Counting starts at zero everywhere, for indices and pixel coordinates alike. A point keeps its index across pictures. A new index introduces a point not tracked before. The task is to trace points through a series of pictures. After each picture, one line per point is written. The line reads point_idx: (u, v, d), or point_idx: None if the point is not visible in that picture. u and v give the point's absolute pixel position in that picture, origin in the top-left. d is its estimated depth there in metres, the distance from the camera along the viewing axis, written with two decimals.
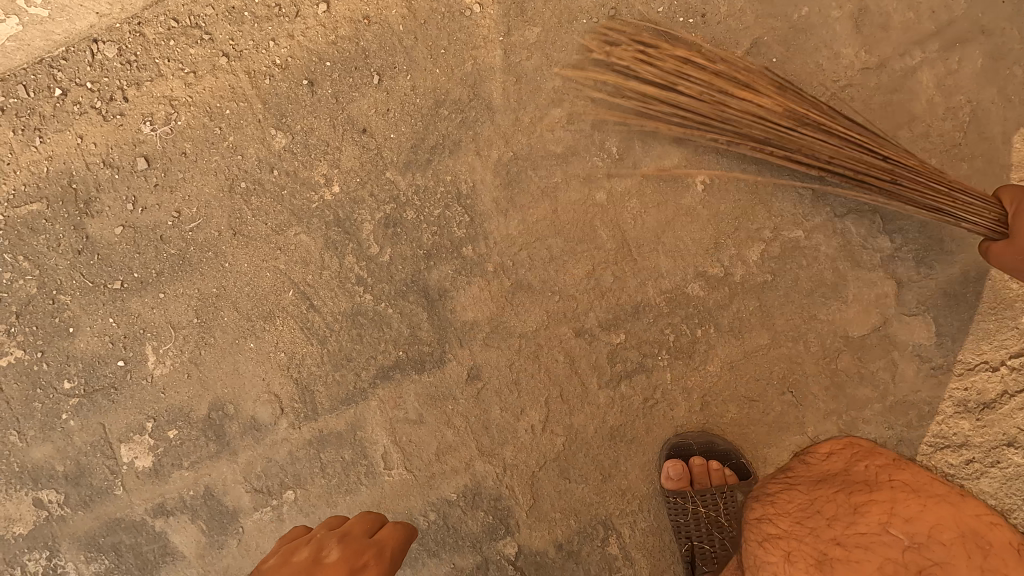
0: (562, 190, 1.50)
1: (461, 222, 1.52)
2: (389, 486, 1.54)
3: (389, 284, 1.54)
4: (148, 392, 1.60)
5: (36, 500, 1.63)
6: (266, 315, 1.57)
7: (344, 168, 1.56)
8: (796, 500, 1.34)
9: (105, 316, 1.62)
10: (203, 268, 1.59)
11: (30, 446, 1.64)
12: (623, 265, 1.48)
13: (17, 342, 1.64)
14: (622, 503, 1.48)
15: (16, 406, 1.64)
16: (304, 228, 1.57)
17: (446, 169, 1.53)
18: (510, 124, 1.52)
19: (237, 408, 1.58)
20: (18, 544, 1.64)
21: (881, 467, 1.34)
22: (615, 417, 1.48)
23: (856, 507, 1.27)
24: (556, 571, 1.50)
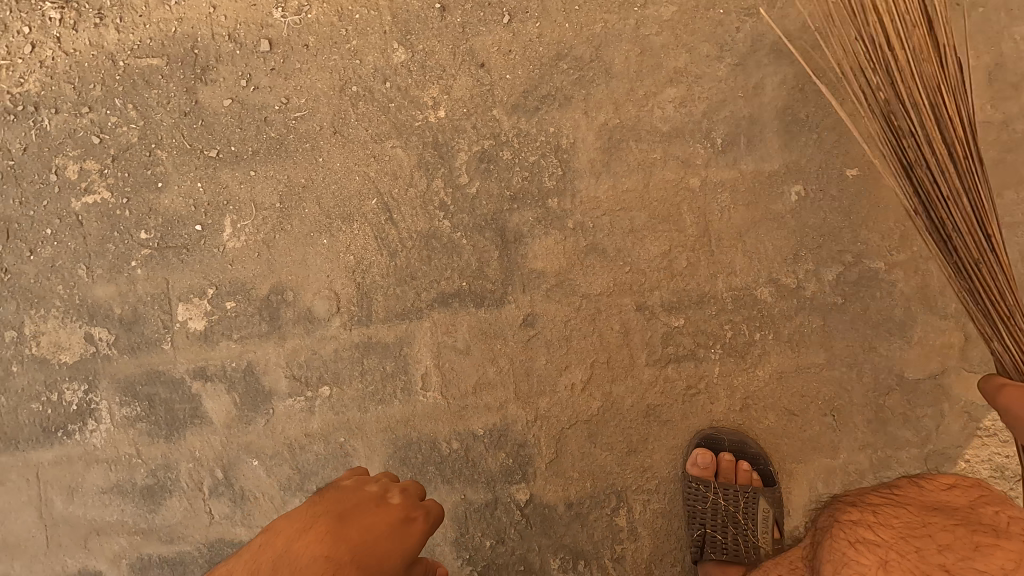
0: (658, 168, 1.52)
1: (553, 174, 1.55)
2: (421, 406, 1.58)
3: (470, 217, 1.58)
4: (216, 261, 1.66)
5: (87, 335, 1.70)
6: (345, 217, 1.62)
7: (454, 95, 1.59)
8: (902, 516, 1.05)
9: (194, 181, 1.68)
10: (298, 158, 1.64)
11: (95, 284, 1.70)
12: (700, 253, 1.51)
13: (107, 184, 1.71)
14: (640, 479, 1.52)
15: (91, 244, 1.71)
16: (402, 143, 1.61)
17: (551, 120, 1.56)
18: (623, 93, 1.54)
19: (296, 296, 1.63)
20: (61, 371, 1.71)
21: (969, 518, 1.03)
22: (654, 396, 1.51)
23: (948, 548, 0.96)
24: (560, 527, 1.54)
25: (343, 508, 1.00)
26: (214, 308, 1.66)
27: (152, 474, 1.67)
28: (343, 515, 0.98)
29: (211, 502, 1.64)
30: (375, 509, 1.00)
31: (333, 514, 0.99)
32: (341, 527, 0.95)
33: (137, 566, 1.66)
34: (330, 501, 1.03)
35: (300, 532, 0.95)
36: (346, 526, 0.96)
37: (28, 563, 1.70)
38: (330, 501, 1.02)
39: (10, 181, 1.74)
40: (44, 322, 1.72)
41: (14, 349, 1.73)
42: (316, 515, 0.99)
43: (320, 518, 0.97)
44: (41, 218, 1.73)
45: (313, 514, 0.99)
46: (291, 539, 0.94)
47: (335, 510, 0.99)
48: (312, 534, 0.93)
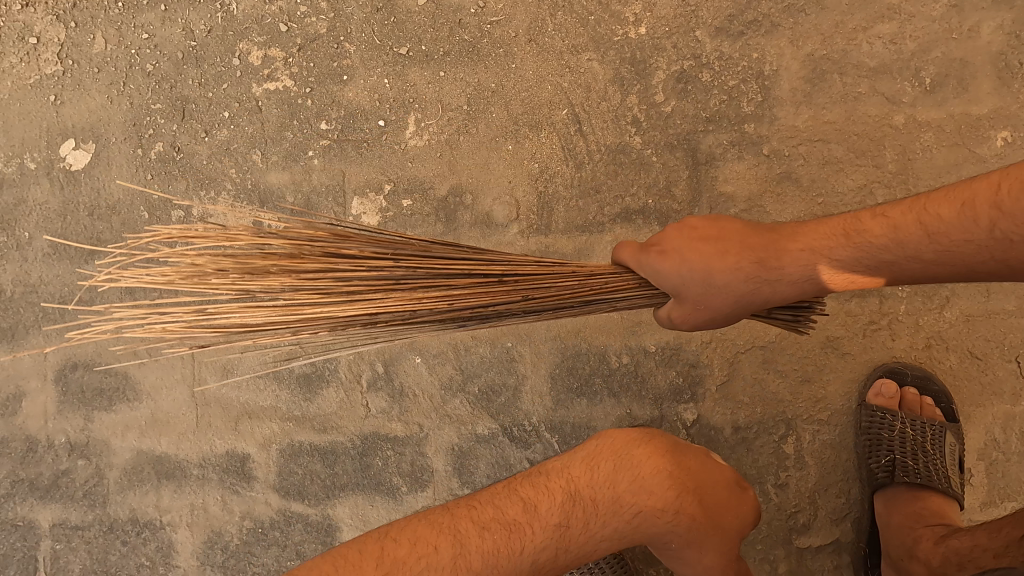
0: (860, 103, 1.53)
1: (753, 99, 1.55)
2: (594, 319, 1.58)
3: (662, 135, 1.57)
4: (396, 159, 1.65)
5: (256, 221, 1.69)
6: (533, 125, 1.61)
7: (657, 13, 1.58)
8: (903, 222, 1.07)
9: (380, 76, 1.66)
10: (490, 63, 1.63)
11: (268, 171, 1.69)
12: (896, 191, 1.51)
13: (289, 73, 1.69)
14: (812, 409, 1.52)
15: (268, 130, 1.69)
16: (599, 56, 1.60)
17: (755, 46, 1.56)
18: (831, 26, 1.54)
19: (475, 200, 1.62)
20: (225, 255, 1.70)
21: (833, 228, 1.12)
22: (835, 328, 1.52)
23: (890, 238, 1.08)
24: (725, 450, 1.55)
25: (619, 447, 1.17)
26: (389, 205, 1.65)
27: (310, 364, 1.66)
28: (625, 449, 1.16)
29: (370, 396, 1.64)
30: (653, 444, 1.17)
31: (613, 453, 1.17)
32: (630, 463, 1.14)
33: (288, 453, 1.66)
34: (601, 436, 1.21)
35: (591, 464, 1.17)
36: (631, 461, 1.15)
37: (175, 441, 1.70)
38: (602, 440, 1.20)
39: (189, 60, 1.72)
40: (212, 204, 1.71)
41: (179, 228, 1.72)
42: (597, 452, 1.18)
43: (603, 456, 1.17)
44: (218, 100, 1.71)
45: (592, 452, 1.18)
46: (582, 474, 1.16)
47: (611, 446, 1.18)
48: (647, 448, 1.17)
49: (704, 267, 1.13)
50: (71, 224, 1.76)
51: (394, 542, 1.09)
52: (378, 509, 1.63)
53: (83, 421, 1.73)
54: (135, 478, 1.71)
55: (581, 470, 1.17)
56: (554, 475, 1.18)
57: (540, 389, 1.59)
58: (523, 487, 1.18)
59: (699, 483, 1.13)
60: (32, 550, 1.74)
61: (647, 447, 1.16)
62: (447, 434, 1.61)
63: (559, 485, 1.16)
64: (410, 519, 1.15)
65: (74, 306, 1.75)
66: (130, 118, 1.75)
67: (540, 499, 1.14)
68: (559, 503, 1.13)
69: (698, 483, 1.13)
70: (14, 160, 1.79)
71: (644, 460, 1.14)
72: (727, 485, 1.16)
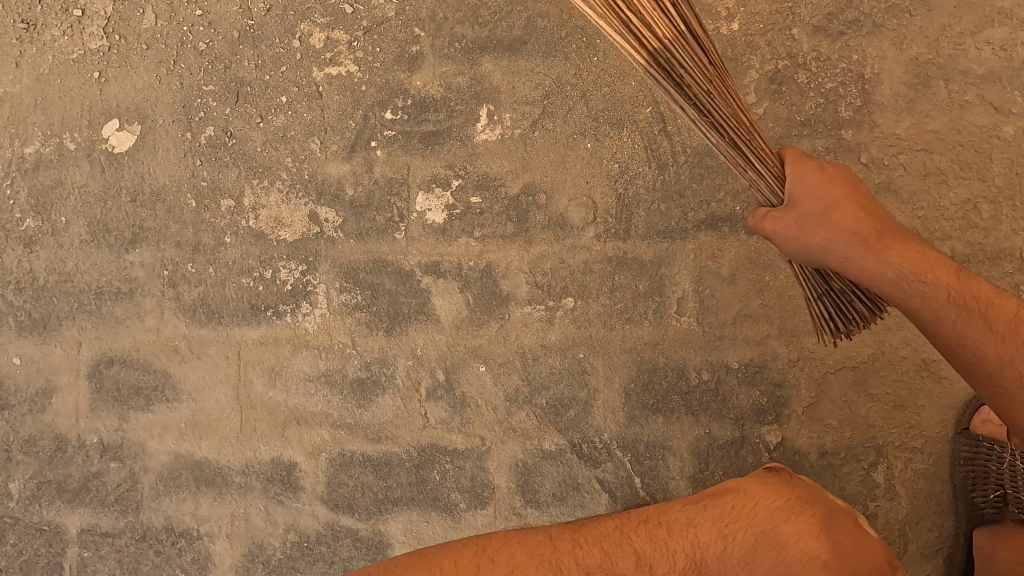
0: (968, 112, 1.43)
1: (851, 104, 1.46)
2: (674, 331, 1.48)
3: (753, 138, 1.48)
4: (465, 153, 1.55)
5: (312, 214, 1.59)
6: (614, 122, 1.51)
7: (751, 8, 1.48)
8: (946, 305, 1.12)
9: (451, 64, 1.56)
10: (570, 54, 1.53)
11: (327, 161, 1.59)
12: (1002, 207, 1.42)
13: (352, 57, 1.59)
14: (905, 436, 1.43)
15: (328, 118, 1.59)
16: None
17: (855, 48, 1.46)
18: (938, 28, 1.43)
19: (549, 199, 1.52)
20: (277, 249, 1.60)
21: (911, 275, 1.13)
22: (932, 350, 1.42)
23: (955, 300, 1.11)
24: (809, 476, 1.45)
25: (751, 517, 1.04)
26: (456, 202, 1.55)
27: (366, 368, 1.56)
28: (762, 517, 1.03)
29: (428, 405, 1.54)
30: (798, 516, 1.01)
31: (749, 520, 1.04)
32: (764, 532, 1.01)
33: (338, 462, 1.56)
34: (738, 495, 1.08)
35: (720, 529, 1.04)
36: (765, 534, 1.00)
37: (217, 446, 1.60)
38: (735, 503, 1.07)
39: (244, 40, 1.62)
40: (266, 194, 1.61)
41: (228, 218, 1.62)
42: (727, 514, 1.06)
43: (735, 519, 1.05)
44: (275, 84, 1.61)
45: (721, 516, 1.06)
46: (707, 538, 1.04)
47: (747, 511, 1.05)
48: (795, 522, 1.00)
49: (831, 203, 1.15)
50: (112, 210, 1.66)
51: (489, 557, 1.04)
52: (434, 526, 1.53)
53: (118, 421, 1.63)
54: (172, 483, 1.61)
55: (708, 534, 1.04)
56: (675, 532, 1.06)
57: (613, 404, 1.49)
58: (640, 539, 1.07)
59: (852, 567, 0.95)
60: (59, 556, 1.64)
61: (793, 517, 1.01)
62: (510, 449, 1.51)
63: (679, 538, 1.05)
64: (499, 538, 1.08)
65: (112, 298, 1.65)
66: (180, 99, 1.64)
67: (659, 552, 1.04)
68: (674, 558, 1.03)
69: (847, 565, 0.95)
70: (53, 140, 1.68)
71: (785, 533, 0.99)
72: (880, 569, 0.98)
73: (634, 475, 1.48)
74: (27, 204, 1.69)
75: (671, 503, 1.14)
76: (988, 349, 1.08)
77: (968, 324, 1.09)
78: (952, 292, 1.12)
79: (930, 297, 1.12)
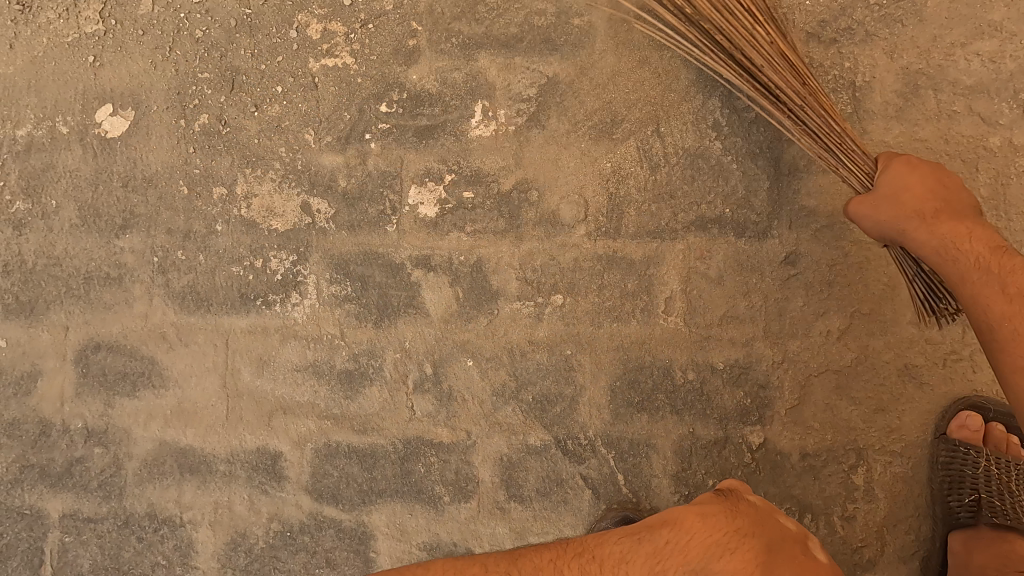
0: (955, 122, 1.45)
1: (841, 111, 1.47)
2: (660, 331, 1.49)
3: (744, 141, 1.49)
4: (459, 147, 1.56)
5: (304, 204, 1.59)
6: (607, 122, 1.53)
7: None
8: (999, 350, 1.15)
9: (447, 59, 1.57)
10: (565, 53, 1.54)
11: (321, 152, 1.59)
12: (986, 216, 1.44)
13: (349, 49, 1.59)
14: (885, 440, 1.44)
15: (323, 109, 1.60)
16: (682, 54, 1.51)
17: (847, 55, 1.47)
18: (929, 39, 1.45)
19: (541, 196, 1.53)
20: (268, 238, 1.60)
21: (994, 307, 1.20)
22: (913, 355, 1.44)
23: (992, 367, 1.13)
24: (790, 477, 1.47)
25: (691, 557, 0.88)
26: (448, 197, 1.56)
27: (354, 360, 1.56)
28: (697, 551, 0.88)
29: (415, 398, 1.54)
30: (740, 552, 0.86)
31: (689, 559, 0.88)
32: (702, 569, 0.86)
33: (323, 453, 1.56)
34: (673, 530, 0.93)
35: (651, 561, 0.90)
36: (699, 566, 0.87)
37: (202, 434, 1.59)
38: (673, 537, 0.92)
39: (241, 28, 1.62)
40: (258, 183, 1.61)
41: (220, 206, 1.62)
42: (664, 552, 0.91)
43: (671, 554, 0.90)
44: (271, 74, 1.61)
45: (659, 549, 0.91)
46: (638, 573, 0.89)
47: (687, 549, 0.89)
48: (736, 556, 0.86)
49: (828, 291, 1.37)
50: (103, 194, 1.65)
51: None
52: (417, 519, 1.53)
53: (103, 406, 1.63)
54: (156, 471, 1.60)
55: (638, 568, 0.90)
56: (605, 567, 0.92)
57: (598, 402, 1.50)
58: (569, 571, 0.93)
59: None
60: (39, 541, 1.63)
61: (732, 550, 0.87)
62: (495, 444, 1.52)
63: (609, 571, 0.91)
64: (442, 567, 0.93)
65: (101, 283, 1.64)
66: (175, 85, 1.64)
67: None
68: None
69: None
70: (45, 123, 1.68)
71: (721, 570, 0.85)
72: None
73: (618, 472, 1.49)
74: (17, 186, 1.68)
75: (603, 533, 1.00)
76: (996, 310, 1.18)
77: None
78: (1007, 279, 1.18)
79: (982, 290, 1.20)
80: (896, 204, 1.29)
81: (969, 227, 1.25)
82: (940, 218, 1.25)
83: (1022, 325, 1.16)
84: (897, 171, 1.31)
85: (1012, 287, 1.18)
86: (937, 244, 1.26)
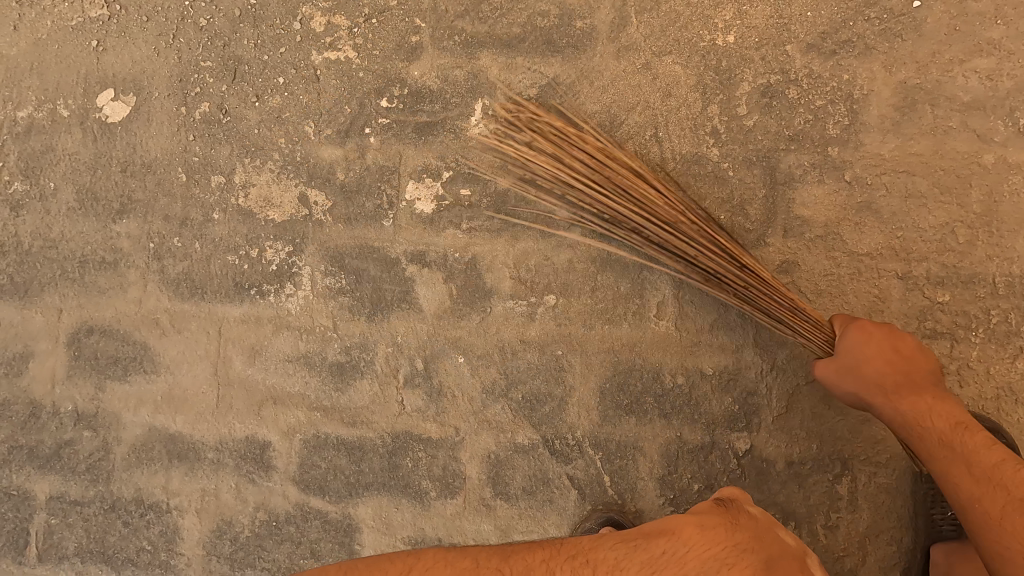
0: (950, 138, 1.46)
1: (839, 122, 1.48)
2: (651, 334, 1.50)
3: (741, 149, 1.50)
4: (458, 144, 1.57)
5: (301, 196, 1.60)
6: (606, 125, 1.53)
7: (748, 22, 1.51)
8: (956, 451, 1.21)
9: (449, 57, 1.57)
10: (567, 55, 1.55)
11: (320, 145, 1.60)
12: (977, 232, 1.45)
13: (352, 43, 1.60)
14: (870, 451, 1.45)
15: (324, 102, 1.60)
16: (683, 60, 1.52)
17: (846, 68, 1.48)
18: (928, 54, 1.46)
19: (538, 196, 1.54)
20: (264, 228, 1.60)
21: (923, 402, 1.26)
22: None
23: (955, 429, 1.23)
24: (774, 484, 1.48)
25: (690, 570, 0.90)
26: (445, 194, 1.56)
27: (345, 353, 1.57)
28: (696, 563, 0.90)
29: (405, 392, 1.55)
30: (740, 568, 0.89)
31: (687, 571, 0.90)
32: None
33: (312, 445, 1.56)
34: (673, 541, 0.94)
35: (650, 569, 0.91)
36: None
37: (192, 421, 1.60)
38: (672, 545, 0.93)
39: (245, 18, 1.62)
40: (256, 173, 1.62)
41: (218, 195, 1.62)
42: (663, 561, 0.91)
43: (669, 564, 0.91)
44: (274, 65, 1.62)
45: (658, 556, 0.92)
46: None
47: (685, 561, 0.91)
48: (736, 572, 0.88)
49: (870, 356, 1.28)
50: (102, 179, 1.66)
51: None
52: (403, 513, 1.54)
53: (94, 390, 1.63)
54: (144, 456, 1.61)
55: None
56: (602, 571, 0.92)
57: (587, 403, 1.51)
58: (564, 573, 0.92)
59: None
60: (25, 523, 1.64)
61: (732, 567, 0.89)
62: (484, 441, 1.52)
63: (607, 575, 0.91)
64: (437, 557, 0.93)
65: (96, 267, 1.65)
66: (177, 73, 1.65)
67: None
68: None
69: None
70: (46, 105, 1.68)
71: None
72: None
73: (604, 473, 1.50)
74: (16, 167, 1.68)
75: (599, 535, 1.01)
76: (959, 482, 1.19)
77: (987, 490, 1.15)
78: (974, 450, 1.19)
79: (951, 469, 1.20)
80: (858, 378, 1.29)
81: (930, 398, 1.26)
82: (891, 395, 1.27)
83: (1000, 473, 1.16)
84: (854, 340, 1.30)
85: (980, 471, 1.17)
86: (900, 415, 1.27)
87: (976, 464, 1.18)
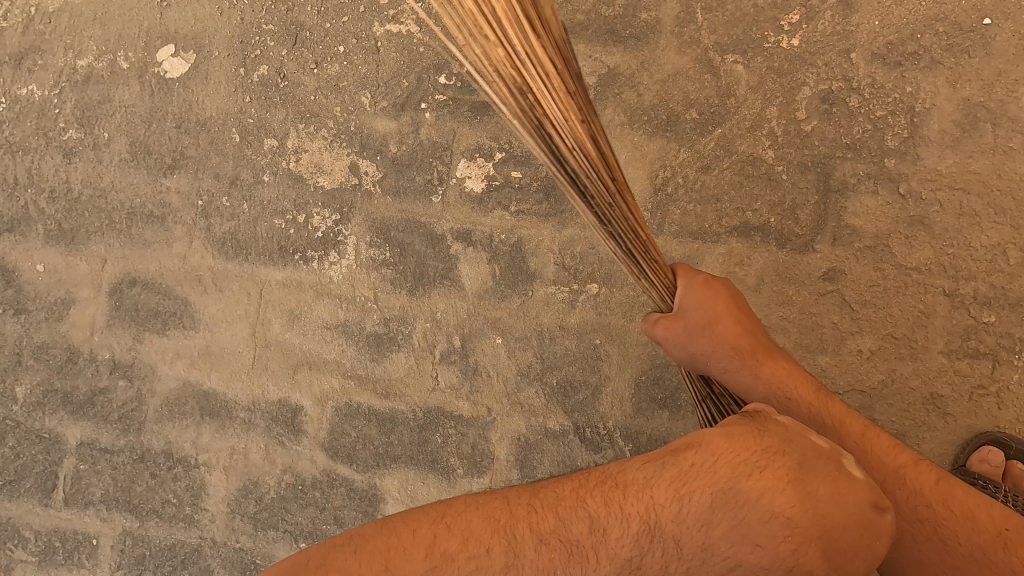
0: (1010, 158, 1.44)
1: (897, 134, 1.47)
2: None
3: (797, 153, 1.49)
4: (512, 126, 1.57)
5: (352, 165, 1.61)
6: (662, 119, 1.53)
7: (813, 26, 1.50)
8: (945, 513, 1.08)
9: None
10: (628, 46, 1.55)
11: (375, 116, 1.61)
12: None
13: (414, 18, 1.60)
14: None
15: (382, 74, 1.61)
16: (745, 60, 1.52)
17: (909, 80, 1.47)
18: (994, 72, 1.45)
19: None
20: (313, 195, 1.61)
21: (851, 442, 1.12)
22: (940, 385, 1.45)
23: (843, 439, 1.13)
24: None
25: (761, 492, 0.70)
26: (496, 175, 1.56)
27: (384, 324, 1.57)
28: (745, 464, 0.73)
29: (441, 368, 1.55)
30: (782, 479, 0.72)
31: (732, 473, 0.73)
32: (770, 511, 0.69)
33: (343, 412, 1.57)
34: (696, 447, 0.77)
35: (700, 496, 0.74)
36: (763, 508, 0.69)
37: (226, 379, 1.61)
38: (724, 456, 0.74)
39: None
40: (309, 139, 1.62)
41: (269, 158, 1.63)
42: (705, 474, 0.75)
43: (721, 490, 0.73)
44: (335, 34, 1.63)
45: (708, 477, 0.74)
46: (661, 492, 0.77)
47: (732, 476, 0.73)
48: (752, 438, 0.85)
49: (717, 317, 1.17)
50: (155, 133, 1.67)
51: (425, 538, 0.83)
52: (429, 488, 1.54)
53: (132, 340, 1.65)
54: (176, 410, 1.62)
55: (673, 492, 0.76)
56: (630, 492, 0.79)
57: (621, 394, 1.51)
58: (593, 502, 0.82)
59: (837, 522, 0.70)
60: (54, 466, 1.65)
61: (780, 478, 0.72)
62: (515, 423, 1.53)
63: (647, 502, 0.77)
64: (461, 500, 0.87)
65: (143, 219, 1.66)
66: (238, 34, 1.66)
67: (600, 503, 0.81)
68: (631, 505, 0.78)
69: (826, 522, 0.69)
70: (106, 56, 1.69)
71: (774, 500, 0.69)
72: (849, 500, 0.73)
73: None
74: (72, 116, 1.70)
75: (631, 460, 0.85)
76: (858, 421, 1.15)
77: (869, 461, 1.12)
78: (861, 432, 1.14)
79: (910, 479, 1.10)
80: (707, 336, 1.16)
81: (769, 364, 1.17)
82: (758, 358, 1.16)
83: (912, 474, 1.11)
84: (695, 291, 1.20)
85: (852, 444, 1.13)
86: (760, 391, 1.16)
87: (845, 437, 1.13)
